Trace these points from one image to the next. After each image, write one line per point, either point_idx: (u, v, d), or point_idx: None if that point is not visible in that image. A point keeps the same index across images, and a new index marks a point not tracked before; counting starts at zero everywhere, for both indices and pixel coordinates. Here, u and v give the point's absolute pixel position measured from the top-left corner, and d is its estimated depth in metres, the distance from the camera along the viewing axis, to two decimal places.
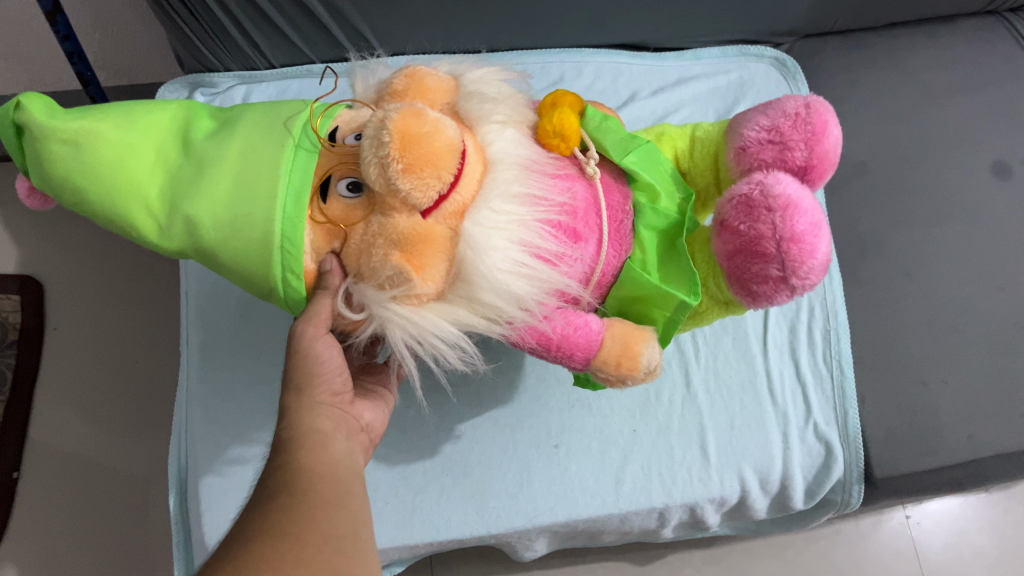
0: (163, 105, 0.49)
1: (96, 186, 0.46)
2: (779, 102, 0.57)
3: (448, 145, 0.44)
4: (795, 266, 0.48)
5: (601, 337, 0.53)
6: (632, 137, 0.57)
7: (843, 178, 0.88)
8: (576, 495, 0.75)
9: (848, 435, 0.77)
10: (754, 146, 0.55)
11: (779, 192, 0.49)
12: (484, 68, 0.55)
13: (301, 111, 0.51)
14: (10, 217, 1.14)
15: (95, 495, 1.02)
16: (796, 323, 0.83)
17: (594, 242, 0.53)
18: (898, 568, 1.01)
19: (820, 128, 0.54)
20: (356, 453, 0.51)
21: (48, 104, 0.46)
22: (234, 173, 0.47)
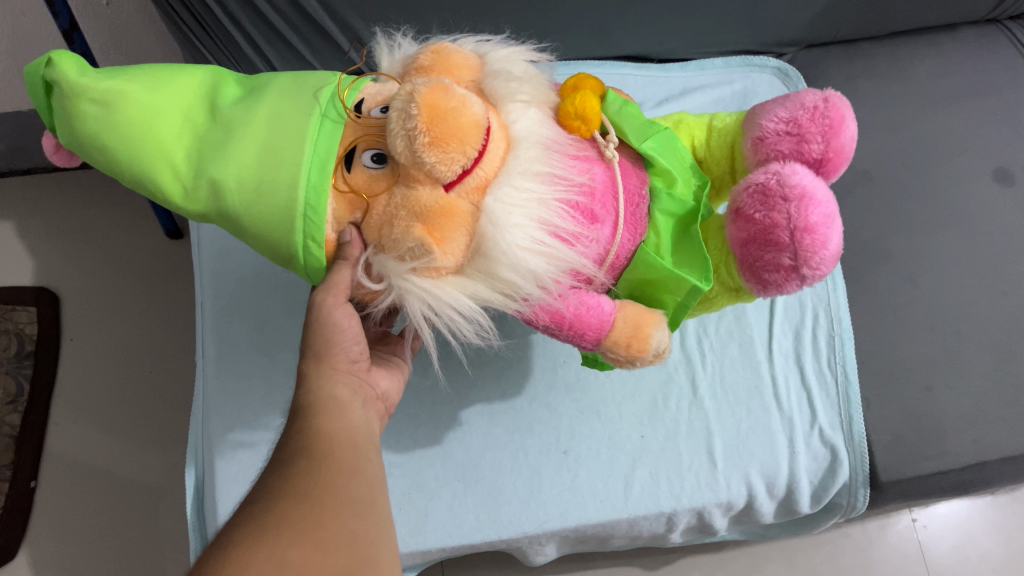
0: (193, 72, 0.51)
1: (121, 145, 0.48)
2: (798, 95, 0.58)
3: (473, 121, 0.45)
4: (807, 256, 0.50)
5: (613, 318, 0.54)
6: (651, 123, 0.60)
7: (846, 186, 0.89)
8: (586, 499, 0.76)
9: (853, 440, 0.78)
10: (772, 137, 0.56)
11: (795, 183, 0.50)
12: (508, 47, 0.56)
13: (329, 82, 0.52)
14: (28, 231, 1.17)
15: (111, 502, 1.04)
16: (801, 330, 0.84)
17: (610, 217, 0.54)
18: (906, 570, 1.02)
19: (836, 122, 0.55)
20: (373, 419, 0.53)
21: (80, 64, 0.48)
22: (259, 135, 0.48)
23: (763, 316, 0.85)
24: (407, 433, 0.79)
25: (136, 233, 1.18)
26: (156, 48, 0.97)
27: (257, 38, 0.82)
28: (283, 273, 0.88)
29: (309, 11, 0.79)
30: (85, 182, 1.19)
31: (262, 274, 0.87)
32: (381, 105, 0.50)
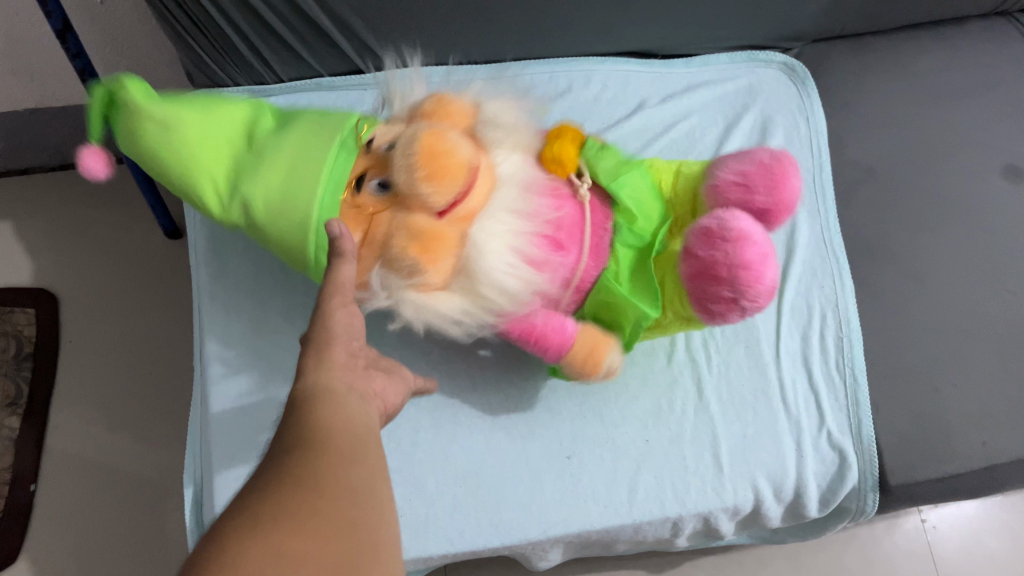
0: (240, 103, 0.59)
1: (175, 163, 0.56)
2: (751, 152, 0.60)
3: (460, 164, 0.50)
4: (744, 290, 0.51)
5: (573, 339, 0.58)
6: (625, 165, 0.62)
7: (852, 184, 0.88)
8: (590, 505, 0.74)
9: (861, 443, 0.76)
10: (722, 186, 0.59)
11: (733, 226, 0.52)
12: (506, 91, 0.60)
13: (351, 121, 0.58)
14: (26, 231, 1.15)
15: (108, 505, 1.02)
16: (808, 331, 0.82)
17: (578, 243, 0.57)
18: (914, 571, 1.01)
19: (778, 173, 0.58)
20: (371, 415, 0.42)
21: (147, 87, 0.56)
22: (288, 153, 0.55)
23: (770, 315, 0.83)
24: (406, 438, 0.78)
25: (136, 233, 1.17)
26: (152, 48, 0.96)
27: (254, 38, 0.81)
28: (279, 275, 0.86)
29: (309, 14, 0.78)
30: (83, 182, 1.18)
31: (259, 276, 0.86)
32: (388, 141, 0.55)
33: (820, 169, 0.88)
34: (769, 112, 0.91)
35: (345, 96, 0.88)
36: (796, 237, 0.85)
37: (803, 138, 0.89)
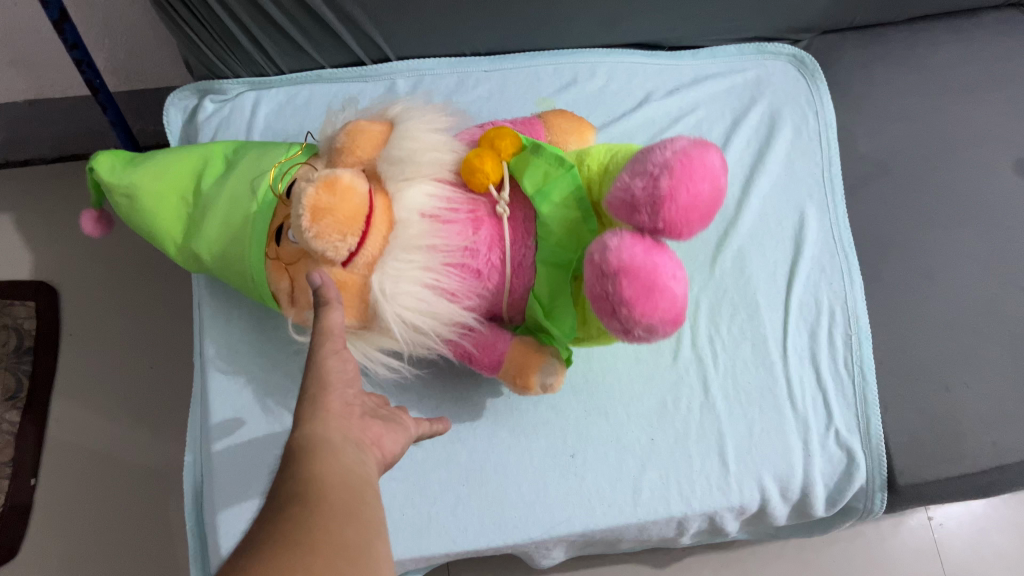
0: (190, 159, 0.68)
1: (147, 219, 0.68)
2: (698, 157, 0.49)
3: (352, 212, 0.53)
4: (624, 330, 0.51)
5: (504, 356, 0.64)
6: (554, 171, 0.58)
7: (862, 179, 0.86)
8: (594, 504, 0.74)
9: (870, 442, 0.75)
10: (629, 193, 0.50)
11: (629, 288, 0.49)
12: (423, 116, 0.61)
13: (264, 174, 0.64)
14: (27, 224, 1.14)
15: (109, 500, 1.01)
16: (816, 328, 0.80)
17: (500, 270, 0.60)
18: (921, 569, 1.00)
19: (670, 204, 0.48)
20: (369, 466, 0.41)
21: (116, 161, 0.70)
22: (225, 222, 0.64)
23: (777, 312, 0.80)
24: None
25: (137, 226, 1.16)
26: (150, 39, 0.95)
27: (253, 29, 0.79)
28: None
29: (311, 6, 0.76)
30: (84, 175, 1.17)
31: None
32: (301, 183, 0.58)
33: (829, 163, 0.86)
34: (778, 105, 0.89)
35: (346, 88, 0.87)
36: (805, 232, 0.83)
37: (812, 131, 0.88)
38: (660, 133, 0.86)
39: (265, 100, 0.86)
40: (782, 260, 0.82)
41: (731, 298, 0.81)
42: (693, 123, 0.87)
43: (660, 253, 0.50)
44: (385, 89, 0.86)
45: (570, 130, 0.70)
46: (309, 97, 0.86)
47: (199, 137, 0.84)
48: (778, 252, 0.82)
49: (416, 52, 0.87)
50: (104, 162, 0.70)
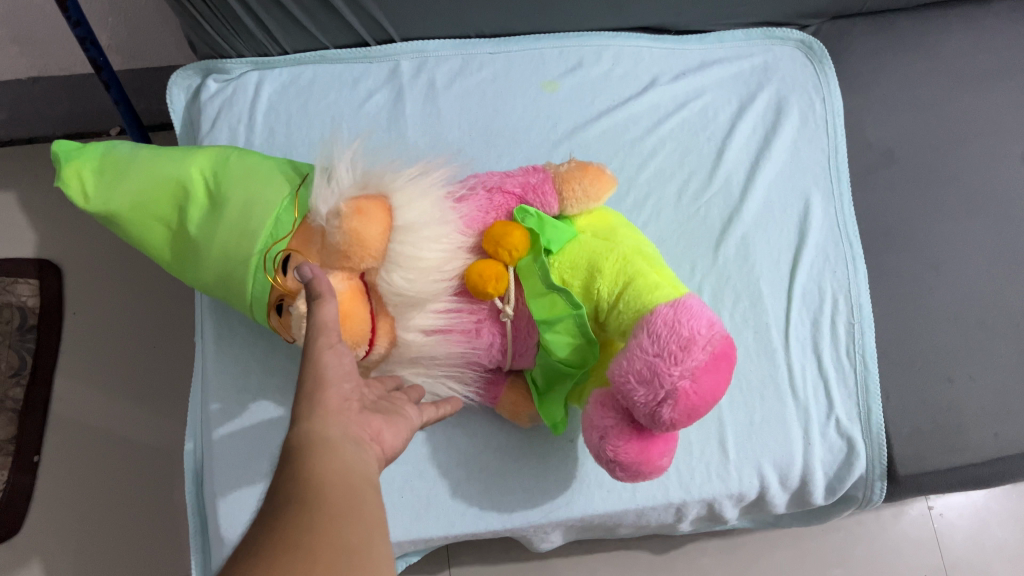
0: (168, 193, 0.68)
1: (136, 243, 0.71)
2: (716, 372, 0.56)
3: (358, 336, 0.60)
4: (615, 463, 0.61)
5: (496, 401, 0.74)
6: (560, 311, 0.62)
7: (869, 167, 0.85)
8: (593, 490, 0.74)
9: (870, 431, 0.75)
10: (661, 377, 0.56)
11: (628, 457, 0.61)
12: (425, 214, 0.61)
13: (256, 244, 0.65)
14: (30, 201, 1.14)
15: (112, 477, 1.02)
16: (819, 316, 0.79)
17: (493, 352, 0.68)
18: (919, 558, 1.00)
19: (670, 423, 0.57)
20: (369, 463, 0.41)
21: (89, 181, 0.69)
22: (217, 275, 0.67)
23: (781, 300, 0.79)
24: None
25: None
26: (154, 16, 0.94)
27: (256, 8, 0.78)
28: None
29: None
30: None
31: None
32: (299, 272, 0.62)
33: (836, 151, 0.85)
34: (785, 92, 0.88)
35: (350, 69, 0.86)
36: (810, 219, 0.82)
37: (818, 118, 0.87)
38: (665, 119, 0.85)
39: (268, 80, 0.85)
40: (786, 248, 0.81)
41: (735, 285, 0.79)
42: (699, 108, 0.87)
43: (656, 436, 0.61)
44: (389, 71, 0.86)
45: (578, 201, 0.66)
46: (312, 78, 0.85)
47: (203, 117, 0.84)
48: (783, 239, 0.81)
49: (421, 34, 0.86)
50: (76, 181, 0.69)
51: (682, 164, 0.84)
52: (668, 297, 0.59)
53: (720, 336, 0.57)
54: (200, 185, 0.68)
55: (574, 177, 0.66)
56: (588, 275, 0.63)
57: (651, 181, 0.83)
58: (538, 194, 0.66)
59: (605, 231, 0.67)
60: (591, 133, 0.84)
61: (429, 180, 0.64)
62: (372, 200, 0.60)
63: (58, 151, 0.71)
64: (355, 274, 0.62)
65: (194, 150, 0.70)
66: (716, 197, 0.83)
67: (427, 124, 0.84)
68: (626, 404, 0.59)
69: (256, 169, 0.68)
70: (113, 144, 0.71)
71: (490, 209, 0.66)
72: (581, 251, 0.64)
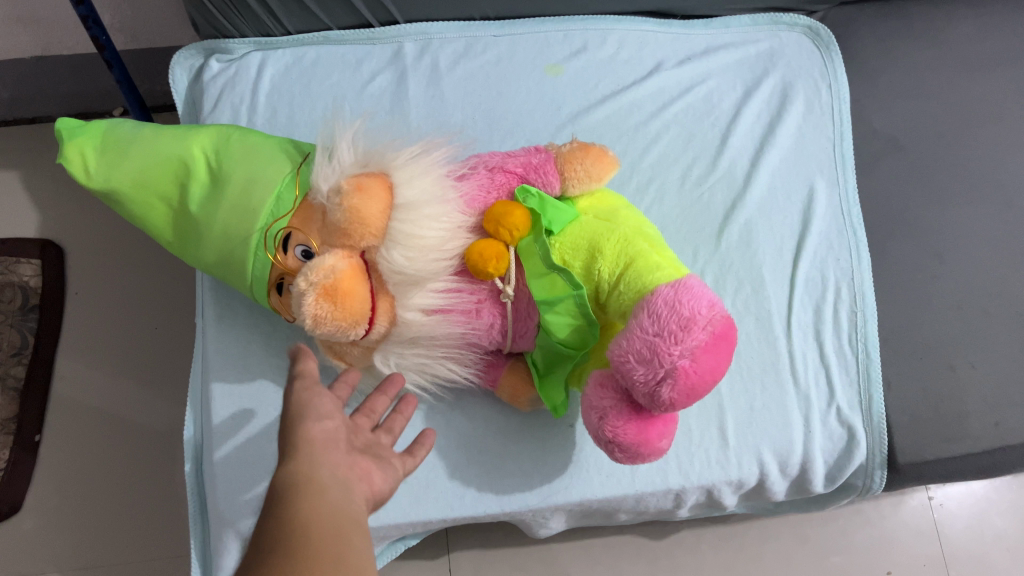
0: (168, 170, 0.68)
1: (136, 221, 0.71)
2: (717, 355, 0.56)
3: (358, 313, 0.61)
4: (613, 443, 0.61)
5: (495, 383, 0.74)
6: (561, 290, 0.62)
7: (874, 155, 0.85)
8: (592, 475, 0.74)
9: (872, 419, 0.75)
10: (661, 355, 0.56)
11: (626, 436, 0.61)
12: (425, 192, 0.61)
13: (258, 223, 0.64)
14: (33, 182, 1.14)
15: (112, 457, 1.02)
16: (822, 304, 0.79)
17: (495, 335, 0.68)
18: (918, 548, 1.00)
19: (669, 403, 0.57)
20: (356, 506, 0.41)
21: (89, 158, 0.69)
22: (218, 253, 0.67)
23: (783, 288, 0.79)
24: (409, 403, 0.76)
25: None
26: None
27: None
28: None
29: None
30: None
31: None
32: (301, 249, 0.63)
33: (841, 137, 0.85)
34: (790, 78, 0.88)
35: (352, 50, 0.86)
36: (814, 206, 0.82)
37: (824, 105, 0.86)
38: (670, 104, 0.85)
39: (271, 60, 0.85)
40: (789, 235, 0.81)
41: (737, 272, 0.79)
42: (704, 93, 0.86)
43: (654, 416, 0.61)
44: (393, 52, 0.85)
45: (580, 180, 0.66)
46: (315, 59, 0.85)
47: (205, 97, 0.84)
48: (786, 226, 0.81)
49: (425, 15, 0.86)
50: (77, 158, 0.69)
51: (685, 150, 0.83)
52: (668, 278, 0.59)
53: (721, 317, 0.57)
54: (202, 163, 0.67)
55: (576, 157, 0.65)
56: (589, 256, 0.63)
57: (655, 166, 0.82)
58: (540, 174, 0.66)
59: (606, 211, 0.67)
60: (594, 118, 0.84)
61: (430, 159, 0.64)
62: (374, 179, 0.61)
63: (60, 129, 0.70)
64: (357, 252, 0.62)
65: (196, 128, 0.70)
66: (719, 183, 0.82)
67: (430, 106, 0.83)
68: (625, 384, 0.59)
69: (258, 147, 0.68)
70: (114, 121, 0.71)
71: (491, 188, 0.66)
72: (581, 232, 0.64)
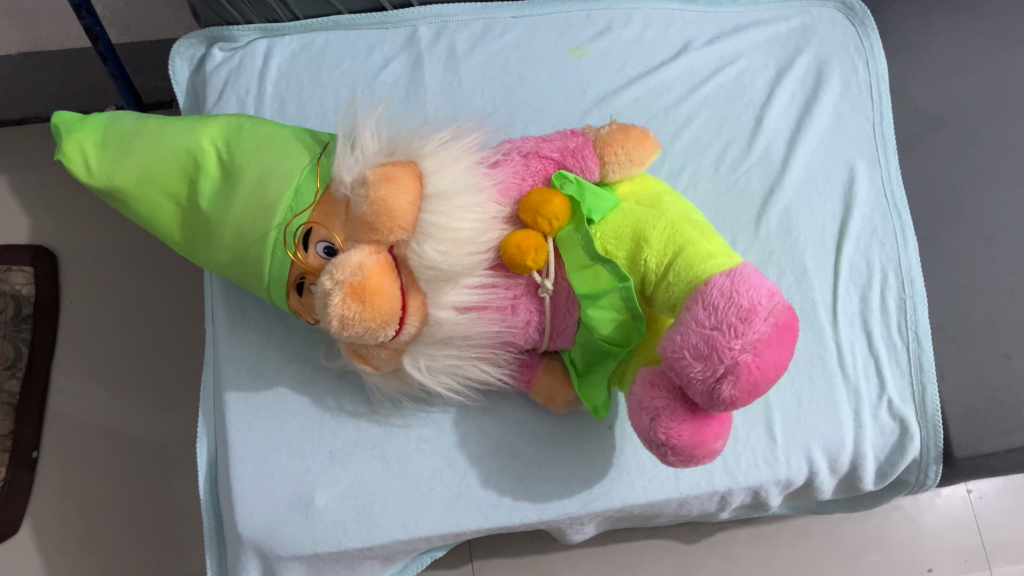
0: (177, 165, 0.63)
1: (142, 220, 0.66)
2: (780, 349, 0.51)
3: (389, 313, 0.56)
4: (665, 447, 0.57)
5: (529, 384, 0.69)
6: (604, 282, 0.58)
7: (915, 134, 0.80)
8: (633, 479, 0.70)
9: (926, 412, 0.71)
10: (720, 350, 0.51)
11: (680, 439, 0.56)
12: (459, 181, 0.57)
13: (276, 219, 0.60)
14: (22, 185, 1.09)
15: (114, 473, 0.97)
16: (868, 292, 0.75)
17: (532, 333, 0.64)
18: (958, 543, 0.96)
19: (730, 402, 0.52)
20: None
21: (90, 154, 0.64)
22: (232, 254, 0.63)
23: (827, 275, 0.75)
24: (437, 408, 0.72)
25: None
26: None
27: None
28: None
29: None
30: None
31: None
32: (324, 245, 0.58)
33: (880, 116, 0.81)
34: (825, 56, 0.84)
35: (365, 36, 0.82)
36: (855, 189, 0.78)
37: (862, 83, 0.82)
38: (700, 85, 0.81)
39: (279, 48, 0.81)
40: (831, 219, 0.77)
41: (779, 260, 0.75)
42: (735, 73, 0.82)
43: (710, 416, 0.57)
44: (407, 37, 0.81)
45: (621, 166, 0.62)
46: (325, 45, 0.81)
47: (208, 88, 0.79)
48: (827, 211, 0.77)
49: None
50: (77, 154, 0.64)
51: (719, 132, 0.80)
52: (723, 266, 0.54)
53: (782, 307, 0.52)
54: (212, 156, 0.63)
55: (617, 140, 0.62)
56: (634, 246, 0.58)
57: (687, 150, 0.78)
58: (578, 159, 0.62)
59: (649, 197, 0.63)
60: (621, 101, 0.79)
61: (461, 146, 0.60)
62: (401, 168, 0.56)
63: (57, 123, 0.66)
64: (384, 247, 0.57)
65: (205, 119, 0.65)
66: (756, 166, 0.78)
67: (448, 93, 0.79)
68: (679, 381, 0.54)
69: (274, 136, 0.63)
70: (114, 113, 0.66)
71: (527, 175, 0.62)
72: (624, 220, 0.59)
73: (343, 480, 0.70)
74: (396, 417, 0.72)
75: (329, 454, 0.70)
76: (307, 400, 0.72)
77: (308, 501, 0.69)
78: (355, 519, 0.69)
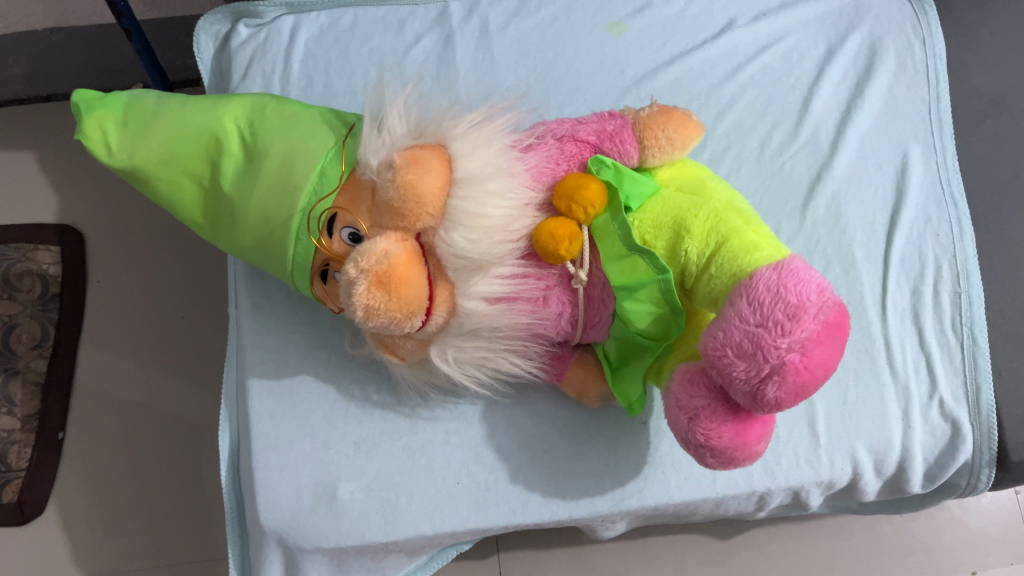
0: (200, 145, 0.60)
1: (163, 200, 0.64)
2: (827, 350, 0.47)
3: (416, 302, 0.53)
4: (701, 447, 0.54)
5: (561, 376, 0.67)
6: (641, 273, 0.54)
7: (976, 117, 0.76)
8: (668, 477, 0.67)
9: (980, 414, 0.67)
10: (764, 347, 0.47)
11: (718, 439, 0.52)
12: (490, 165, 0.54)
13: (301, 203, 0.58)
14: (48, 163, 1.07)
15: (138, 456, 0.96)
16: (920, 285, 0.71)
17: (563, 325, 0.61)
18: (1004, 547, 0.92)
19: (774, 404, 0.49)
20: None
21: (108, 132, 0.61)
22: (255, 238, 0.61)
23: (876, 266, 0.71)
24: (465, 399, 0.70)
25: None
26: None
27: None
28: None
29: None
30: None
31: None
32: (349, 230, 0.56)
33: (937, 98, 0.76)
34: (879, 33, 0.79)
35: (395, 12, 0.79)
36: (908, 175, 0.74)
37: (918, 62, 0.78)
38: (745, 65, 0.78)
39: (306, 25, 0.78)
40: (882, 207, 0.73)
41: (825, 249, 0.71)
42: (782, 52, 0.78)
43: (752, 417, 0.53)
44: (439, 13, 0.79)
45: (663, 150, 0.59)
46: (354, 22, 0.78)
47: (233, 66, 0.77)
48: (877, 198, 0.73)
49: None
50: (97, 133, 0.61)
51: (764, 114, 0.76)
52: (770, 259, 0.51)
53: (833, 304, 0.48)
54: (236, 138, 0.60)
55: (657, 123, 0.58)
56: (673, 235, 0.55)
57: (731, 133, 0.75)
58: (616, 143, 0.59)
59: (691, 183, 0.59)
60: (661, 81, 0.76)
61: (493, 127, 0.56)
62: (430, 151, 0.53)
63: (77, 100, 0.63)
64: (411, 234, 0.54)
65: (228, 98, 0.62)
66: (803, 151, 0.75)
67: (481, 70, 0.76)
68: (720, 380, 0.51)
69: (300, 116, 0.60)
70: (136, 91, 0.64)
71: (561, 159, 0.59)
72: (664, 208, 0.56)
73: (368, 472, 0.68)
74: (422, 409, 0.69)
75: (354, 445, 0.68)
76: (331, 389, 0.70)
77: (332, 492, 0.67)
78: (379, 513, 0.67)
